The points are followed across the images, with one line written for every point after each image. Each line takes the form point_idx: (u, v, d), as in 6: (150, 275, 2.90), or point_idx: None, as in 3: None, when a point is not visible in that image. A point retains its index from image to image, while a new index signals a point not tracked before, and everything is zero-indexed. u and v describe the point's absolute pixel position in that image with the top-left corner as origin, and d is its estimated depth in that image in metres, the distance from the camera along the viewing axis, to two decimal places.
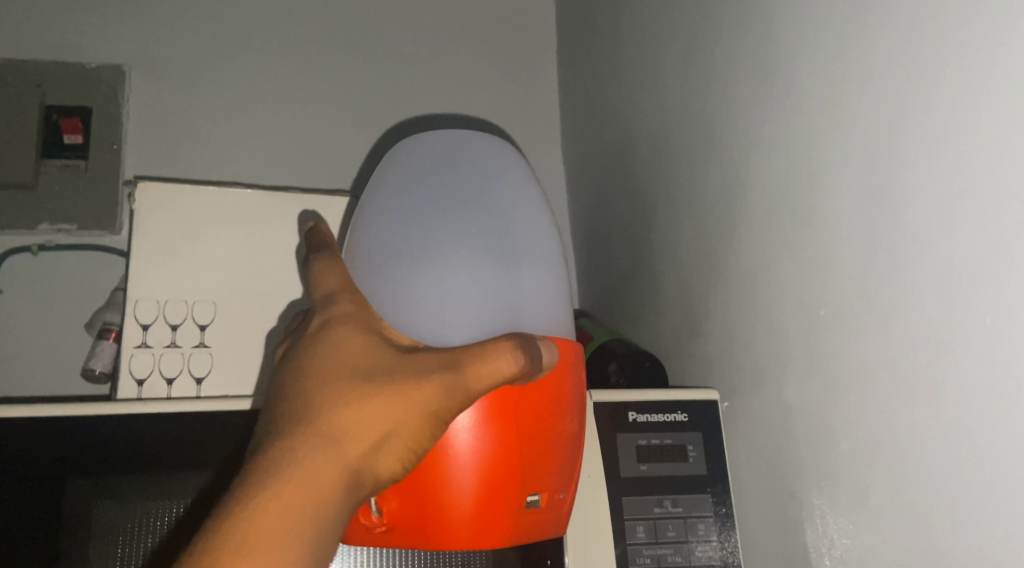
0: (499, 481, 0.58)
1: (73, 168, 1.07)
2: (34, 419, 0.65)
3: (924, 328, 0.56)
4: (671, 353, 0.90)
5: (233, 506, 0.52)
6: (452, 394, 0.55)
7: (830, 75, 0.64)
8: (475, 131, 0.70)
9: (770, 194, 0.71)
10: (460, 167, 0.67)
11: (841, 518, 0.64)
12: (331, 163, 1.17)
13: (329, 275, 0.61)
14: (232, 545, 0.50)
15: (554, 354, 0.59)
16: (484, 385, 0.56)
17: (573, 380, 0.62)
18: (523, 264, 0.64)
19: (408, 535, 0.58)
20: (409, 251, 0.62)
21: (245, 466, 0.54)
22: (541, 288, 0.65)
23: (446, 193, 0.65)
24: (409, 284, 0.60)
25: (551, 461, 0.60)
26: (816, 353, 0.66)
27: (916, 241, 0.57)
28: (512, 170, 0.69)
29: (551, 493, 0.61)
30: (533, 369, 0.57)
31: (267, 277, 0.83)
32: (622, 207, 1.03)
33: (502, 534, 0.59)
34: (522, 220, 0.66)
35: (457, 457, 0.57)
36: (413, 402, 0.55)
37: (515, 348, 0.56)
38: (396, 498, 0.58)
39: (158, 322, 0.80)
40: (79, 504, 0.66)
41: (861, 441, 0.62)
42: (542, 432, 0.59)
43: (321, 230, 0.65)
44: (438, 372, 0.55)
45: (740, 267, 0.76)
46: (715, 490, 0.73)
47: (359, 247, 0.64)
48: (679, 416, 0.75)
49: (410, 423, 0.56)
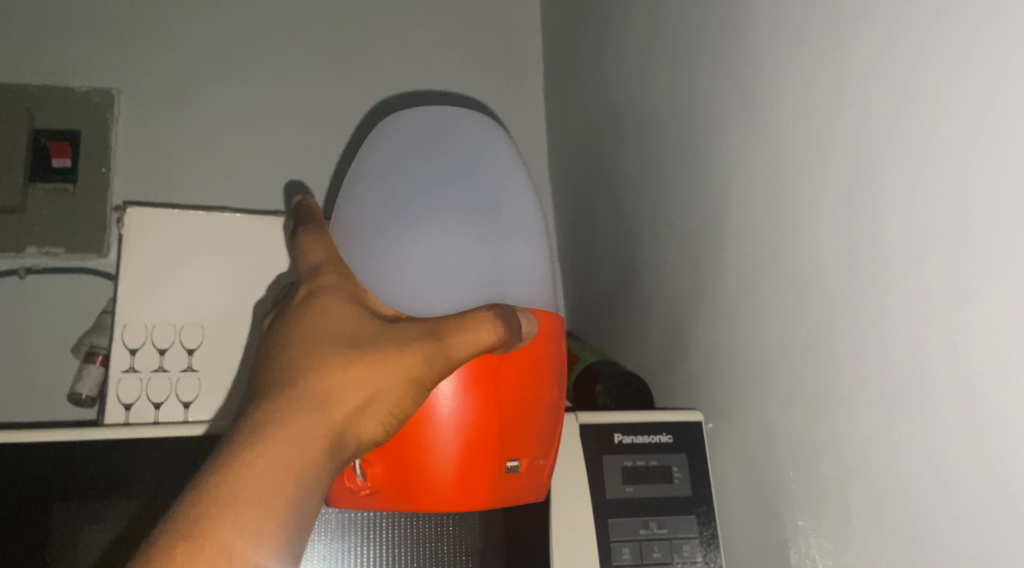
0: (480, 447, 0.58)
1: (60, 192, 1.07)
2: (27, 444, 0.65)
3: (902, 349, 0.58)
4: (656, 374, 0.91)
5: (218, 464, 0.52)
6: (433, 361, 0.56)
7: (810, 103, 0.65)
8: (463, 107, 0.70)
9: (752, 219, 0.73)
10: (446, 142, 0.67)
11: (824, 539, 0.64)
12: (319, 185, 1.18)
13: (315, 248, 0.62)
14: (217, 502, 0.51)
15: (534, 325, 0.59)
16: (465, 352, 0.56)
17: (555, 349, 0.62)
18: (508, 239, 0.65)
19: (392, 498, 0.59)
20: (396, 223, 0.62)
21: (232, 428, 0.54)
22: (524, 264, 0.65)
23: (434, 166, 0.66)
24: (396, 255, 0.61)
25: (532, 427, 0.61)
26: (798, 374, 0.67)
27: (893, 264, 0.58)
28: (500, 147, 0.70)
29: (532, 459, 0.61)
30: (513, 338, 0.57)
31: (255, 299, 0.83)
32: (609, 229, 1.04)
33: (483, 499, 0.59)
34: (507, 196, 0.67)
35: (440, 423, 0.58)
36: (395, 368, 0.56)
37: (496, 318, 0.56)
38: (381, 463, 0.59)
39: (145, 346, 0.80)
40: (66, 528, 0.67)
41: (843, 462, 0.63)
42: (524, 399, 0.60)
43: (309, 205, 0.66)
44: (420, 338, 0.56)
45: (723, 290, 0.77)
46: (699, 511, 0.74)
47: (344, 222, 0.65)
48: (663, 437, 0.76)
49: (392, 388, 0.56)
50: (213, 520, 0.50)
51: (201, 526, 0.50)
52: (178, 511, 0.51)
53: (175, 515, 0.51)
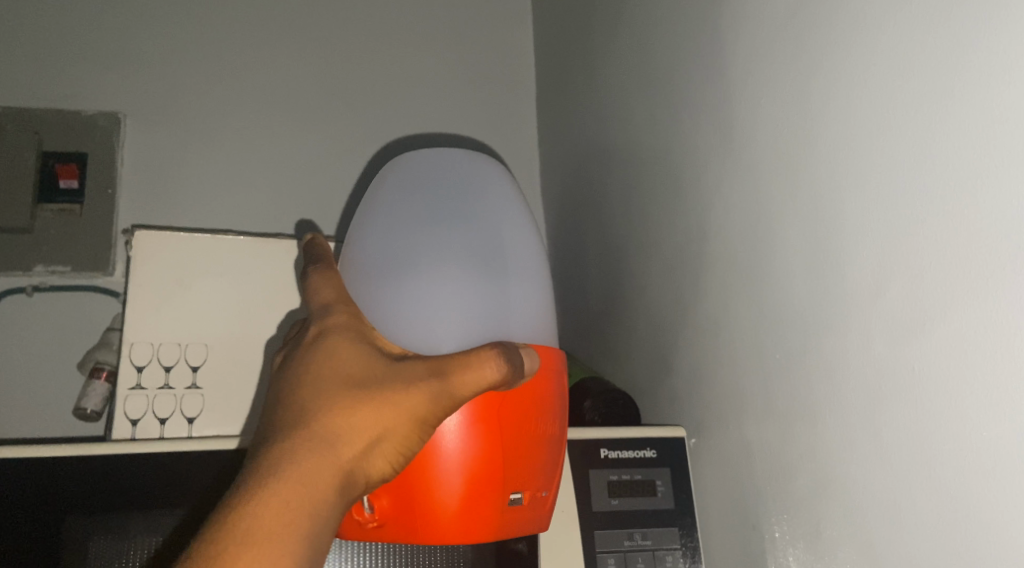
0: (484, 480, 0.62)
1: (67, 213, 1.11)
2: (49, 459, 0.69)
3: (866, 372, 0.61)
4: (642, 391, 0.94)
5: (236, 502, 0.55)
6: (439, 399, 0.59)
7: (781, 137, 0.69)
8: (465, 151, 0.74)
9: (730, 244, 0.76)
10: (449, 187, 0.71)
11: (797, 549, 0.68)
12: (318, 205, 1.22)
13: (325, 286, 0.64)
14: (235, 539, 0.54)
15: (536, 360, 0.63)
16: (469, 391, 0.59)
17: (555, 384, 0.66)
18: (508, 277, 0.69)
19: (398, 530, 0.63)
20: (402, 264, 0.66)
21: (248, 466, 0.57)
22: (522, 303, 0.68)
23: (437, 209, 0.70)
24: (401, 296, 0.64)
25: (534, 460, 0.64)
26: (772, 392, 0.71)
27: (857, 294, 0.62)
28: (499, 189, 0.74)
29: (534, 491, 0.65)
30: (515, 376, 0.60)
31: (256, 318, 0.87)
32: (597, 249, 1.08)
33: (486, 530, 0.63)
34: (505, 236, 0.71)
35: (445, 458, 0.61)
36: (402, 408, 0.59)
37: (499, 357, 0.59)
38: (387, 496, 0.62)
39: (151, 364, 0.83)
40: (76, 539, 0.68)
41: (814, 476, 0.66)
42: (526, 433, 0.63)
43: (318, 243, 0.68)
44: (427, 379, 0.59)
45: (704, 311, 0.81)
46: (683, 524, 0.77)
47: (353, 262, 0.68)
48: (647, 453, 0.79)
49: (400, 428, 0.59)
50: (232, 558, 0.53)
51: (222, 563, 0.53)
52: (198, 548, 0.54)
53: (196, 552, 0.54)
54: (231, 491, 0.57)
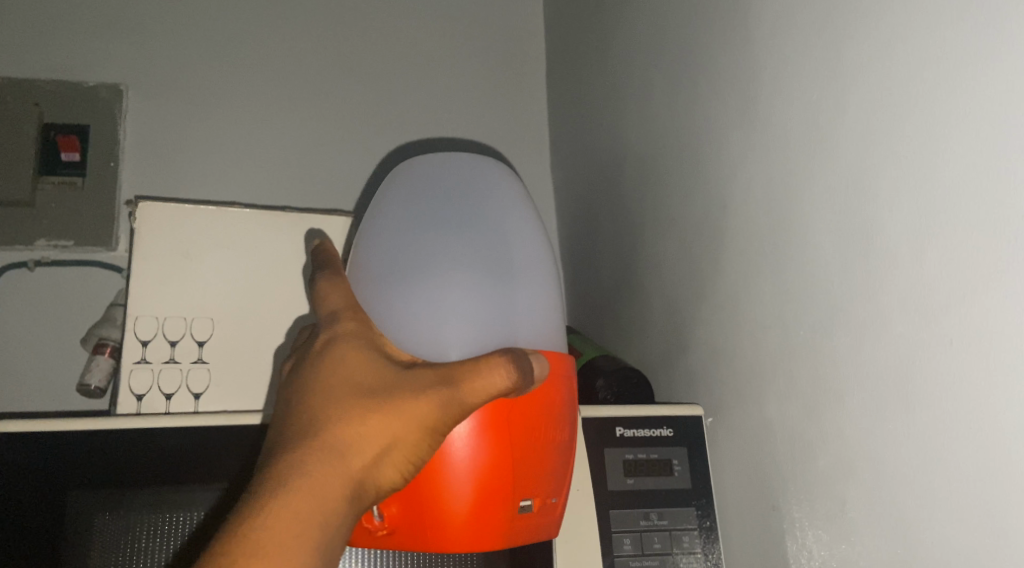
0: (493, 487, 0.60)
1: (69, 185, 1.09)
2: (59, 434, 0.67)
3: (897, 351, 0.59)
4: (657, 370, 0.92)
5: (245, 513, 0.54)
6: (448, 408, 0.57)
7: (809, 105, 0.67)
8: (471, 154, 0.72)
9: (752, 217, 0.74)
10: (454, 190, 0.69)
11: (820, 530, 0.66)
12: (324, 180, 1.20)
13: (333, 293, 0.62)
14: (242, 552, 0.52)
15: (546, 368, 0.60)
16: (479, 399, 0.57)
17: (564, 389, 0.64)
18: (517, 282, 0.67)
19: (408, 538, 0.61)
20: (408, 269, 0.64)
21: (256, 477, 0.56)
22: (529, 307, 0.66)
23: (443, 214, 0.68)
24: (407, 302, 0.62)
25: (543, 467, 0.63)
26: (795, 369, 0.69)
27: (891, 269, 0.60)
28: (507, 193, 0.72)
29: (544, 498, 0.63)
30: (526, 382, 0.58)
31: (266, 294, 0.84)
32: (610, 224, 1.06)
33: (496, 538, 0.61)
34: (514, 239, 0.69)
35: (454, 466, 0.60)
36: (412, 417, 0.57)
37: (509, 364, 0.57)
38: (396, 503, 0.61)
39: (156, 338, 0.80)
40: (83, 517, 0.67)
41: (838, 456, 0.64)
42: (535, 440, 0.62)
43: (325, 249, 0.67)
44: (436, 386, 0.57)
45: (725, 288, 0.79)
46: (699, 504, 0.75)
47: (359, 266, 0.66)
48: (664, 431, 0.77)
49: (409, 436, 0.57)
50: None
51: None
52: (206, 560, 0.53)
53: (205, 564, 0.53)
54: (240, 502, 0.55)
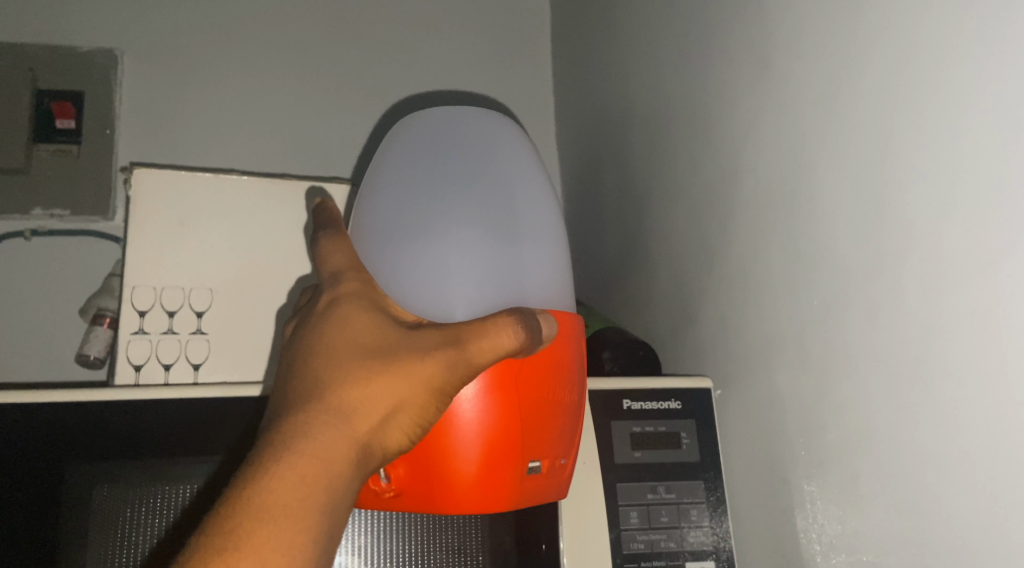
0: (502, 448, 0.59)
1: (64, 153, 1.06)
2: (53, 406, 0.65)
3: (917, 319, 0.57)
4: (664, 341, 0.91)
5: (250, 478, 0.51)
6: (455, 369, 0.56)
7: (826, 66, 0.64)
8: (478, 108, 0.69)
9: (764, 185, 0.72)
10: (460, 146, 0.67)
11: (831, 504, 0.65)
12: (324, 148, 1.17)
13: (335, 252, 0.59)
14: (249, 518, 0.50)
15: (554, 327, 0.59)
16: (486, 358, 0.56)
17: (572, 350, 0.63)
18: (524, 241, 0.65)
19: (415, 500, 0.60)
20: (413, 228, 0.62)
21: (260, 441, 0.53)
22: (536, 268, 0.64)
23: (447, 169, 0.66)
24: (412, 263, 0.61)
25: (551, 428, 0.61)
26: (808, 339, 0.67)
27: (910, 235, 0.58)
28: (513, 147, 0.70)
29: (552, 459, 0.62)
30: (534, 343, 0.57)
31: (265, 264, 0.82)
32: (617, 194, 1.03)
33: (505, 500, 0.60)
34: (519, 196, 0.67)
35: (462, 428, 0.58)
36: (419, 378, 0.55)
37: (516, 323, 0.56)
38: (404, 465, 0.59)
39: (155, 308, 0.78)
40: (80, 489, 0.66)
41: (852, 429, 0.63)
42: (543, 400, 0.60)
43: (326, 206, 0.64)
44: (443, 347, 0.55)
45: (735, 257, 0.77)
46: (708, 476, 0.74)
47: (361, 226, 0.64)
48: (672, 404, 0.76)
49: (417, 398, 0.56)
50: (248, 536, 0.50)
51: (237, 541, 0.50)
52: (212, 527, 0.50)
53: (210, 531, 0.50)
54: (243, 467, 0.53)
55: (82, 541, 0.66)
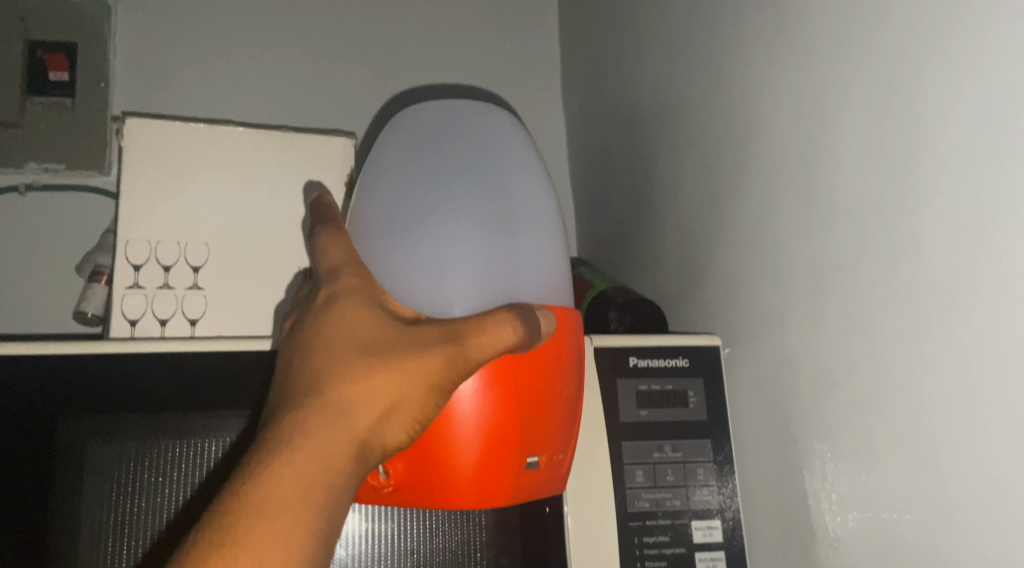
0: (501, 442, 0.57)
1: (59, 107, 1.03)
2: (42, 359, 0.63)
3: (940, 270, 0.55)
4: (672, 301, 0.89)
5: (244, 478, 0.51)
6: (454, 366, 0.54)
7: (846, 8, 0.61)
8: (475, 107, 0.69)
9: (779, 136, 0.70)
10: (460, 142, 0.66)
11: (844, 463, 0.63)
12: (324, 103, 1.14)
13: (332, 248, 0.58)
14: (242, 517, 0.49)
15: (552, 323, 0.57)
16: (485, 356, 0.54)
17: (570, 345, 0.61)
18: (524, 238, 0.63)
19: (414, 495, 0.58)
20: (411, 224, 0.61)
21: (256, 441, 0.52)
22: (536, 265, 0.63)
23: (445, 166, 0.64)
24: (411, 257, 0.59)
25: (550, 423, 0.60)
26: (823, 295, 0.65)
27: (934, 183, 0.55)
28: (511, 145, 0.68)
29: (551, 454, 0.60)
30: (533, 339, 0.55)
31: (263, 218, 0.80)
32: (625, 150, 1.01)
33: (505, 494, 0.58)
34: (519, 193, 0.66)
35: (460, 420, 0.57)
36: (417, 375, 0.54)
37: (515, 321, 0.54)
38: (401, 460, 0.58)
39: (150, 262, 0.76)
40: (75, 444, 0.65)
41: (868, 386, 0.61)
42: (542, 395, 0.58)
43: (325, 201, 0.62)
44: (442, 343, 0.53)
45: (746, 212, 0.74)
46: (715, 435, 0.72)
47: (359, 220, 0.63)
48: (679, 362, 0.74)
49: (415, 396, 0.54)
50: (240, 535, 0.49)
51: (230, 540, 0.49)
52: (206, 527, 0.50)
53: (204, 530, 0.49)
54: (238, 466, 0.52)
55: (80, 496, 0.65)
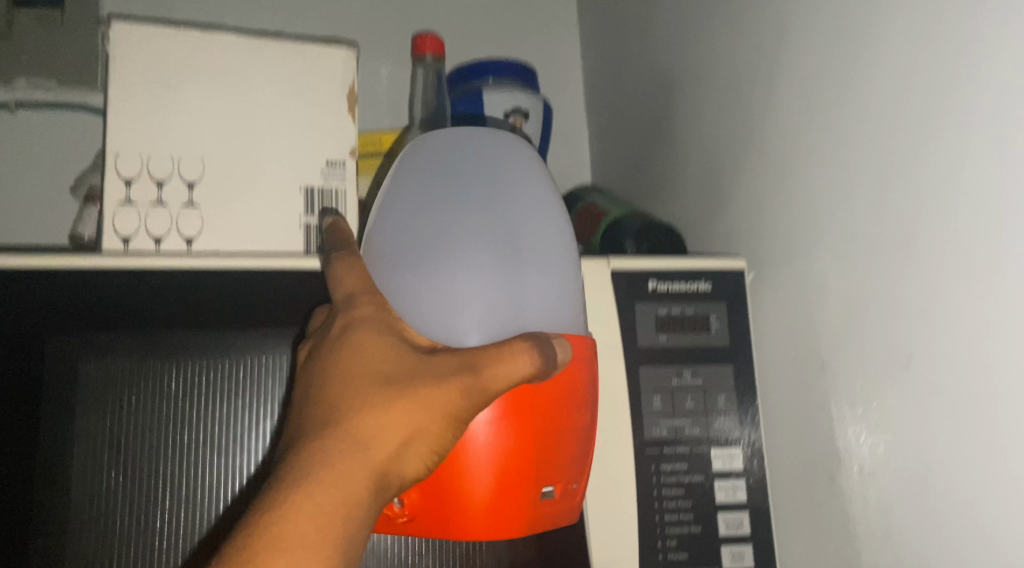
0: (515, 471, 0.54)
1: (48, 19, 0.98)
2: (30, 272, 0.60)
3: (994, 173, 0.50)
4: (691, 229, 0.84)
5: (262, 510, 0.48)
6: (472, 395, 0.51)
7: None
8: (485, 128, 0.64)
9: (816, 42, 0.65)
10: (471, 163, 0.62)
11: (875, 390, 0.59)
12: (327, 19, 1.09)
13: (348, 275, 0.57)
14: (261, 548, 0.46)
15: (569, 351, 0.54)
16: (504, 384, 0.52)
17: (587, 373, 0.57)
18: (539, 264, 0.59)
19: (428, 524, 0.55)
20: (423, 252, 0.58)
21: (273, 472, 0.50)
22: (552, 289, 0.59)
23: (457, 190, 0.60)
24: (423, 291, 0.56)
25: (565, 452, 0.56)
26: (859, 211, 0.60)
27: (990, 78, 0.50)
28: (525, 163, 0.64)
29: (566, 484, 0.57)
30: (549, 368, 0.53)
31: (260, 133, 0.75)
32: (645, 70, 0.95)
33: (519, 525, 0.55)
34: (534, 214, 0.61)
35: (473, 450, 0.53)
36: (435, 404, 0.51)
37: (532, 348, 0.52)
38: (416, 488, 0.55)
39: (141, 177, 0.72)
40: (65, 362, 0.62)
41: (906, 305, 0.56)
42: (557, 423, 0.55)
43: (340, 229, 0.62)
44: (460, 372, 0.51)
45: (776, 127, 0.70)
46: (738, 361, 0.69)
47: (370, 243, 0.60)
48: (701, 285, 0.70)
49: (434, 425, 0.52)
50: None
51: None
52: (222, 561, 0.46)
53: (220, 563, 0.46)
54: (255, 499, 0.49)
55: (70, 418, 0.62)
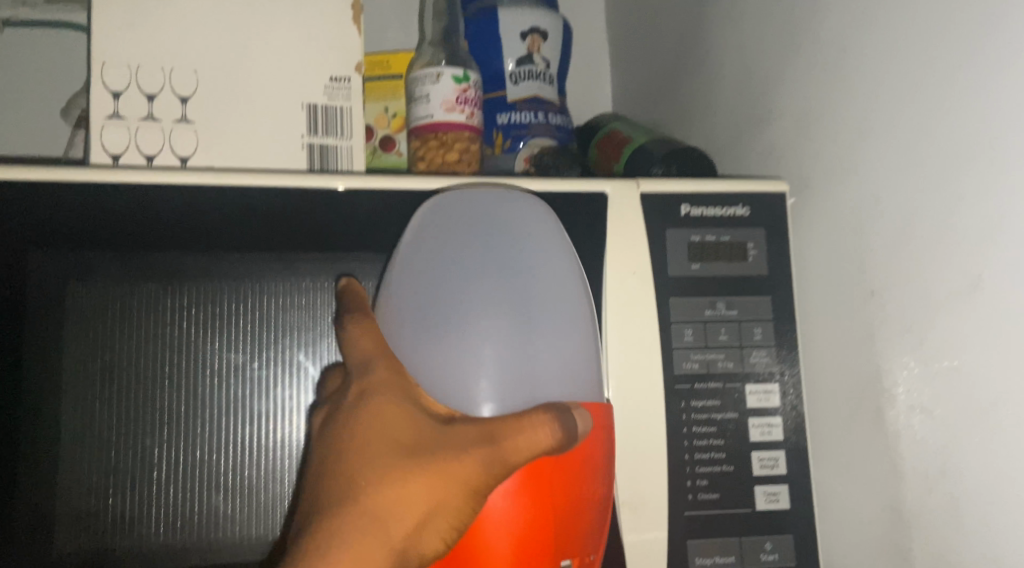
0: (533, 542, 0.49)
1: None
2: (20, 185, 0.57)
3: None
4: (725, 154, 0.78)
5: None
6: (492, 469, 0.48)
7: None
8: (507, 192, 0.59)
9: None
10: (490, 229, 0.57)
11: (934, 318, 0.53)
12: None
13: (358, 335, 0.52)
14: None
15: (589, 422, 0.50)
16: (523, 458, 0.48)
17: (606, 444, 0.53)
18: (563, 337, 0.55)
19: None
20: (442, 322, 0.53)
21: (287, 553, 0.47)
22: (575, 359, 0.55)
23: (476, 258, 0.56)
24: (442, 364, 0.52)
25: (583, 525, 0.52)
26: (922, 121, 0.54)
27: None
28: (546, 225, 0.59)
29: (584, 557, 0.52)
30: (571, 441, 0.49)
31: (257, 43, 0.68)
32: None
33: None
34: (557, 283, 0.57)
35: (489, 522, 0.49)
36: (454, 479, 0.48)
37: (552, 421, 0.49)
38: None
39: (130, 89, 0.66)
40: (52, 282, 0.57)
41: (975, 222, 0.50)
42: (575, 493, 0.51)
43: (348, 288, 0.57)
44: (479, 444, 0.48)
45: (825, 34, 0.63)
46: (777, 292, 0.64)
47: (383, 309, 0.56)
48: (738, 209, 0.65)
49: (453, 501, 0.48)
50: None
51: None
52: None
53: None
54: None
55: (58, 345, 0.57)
